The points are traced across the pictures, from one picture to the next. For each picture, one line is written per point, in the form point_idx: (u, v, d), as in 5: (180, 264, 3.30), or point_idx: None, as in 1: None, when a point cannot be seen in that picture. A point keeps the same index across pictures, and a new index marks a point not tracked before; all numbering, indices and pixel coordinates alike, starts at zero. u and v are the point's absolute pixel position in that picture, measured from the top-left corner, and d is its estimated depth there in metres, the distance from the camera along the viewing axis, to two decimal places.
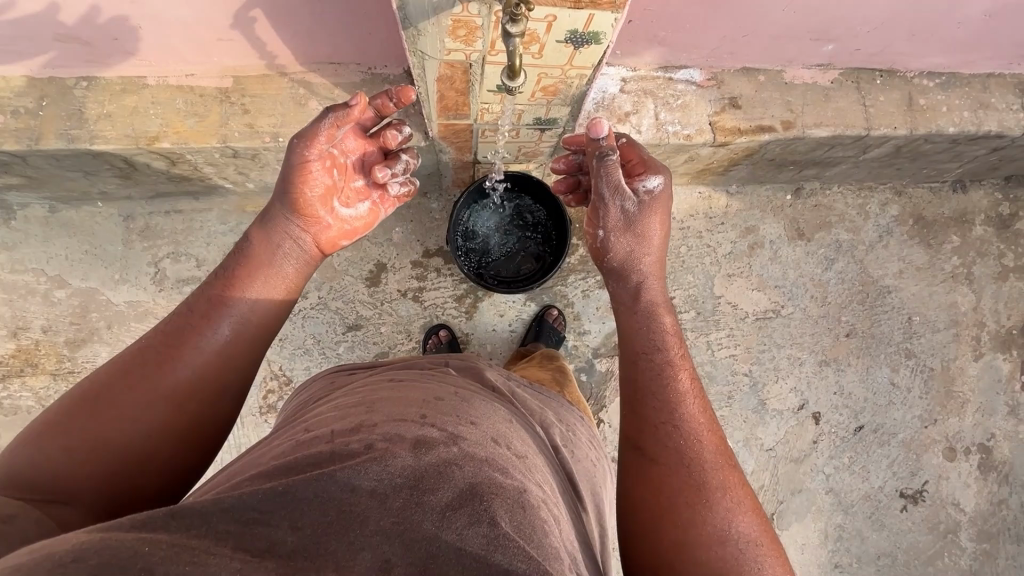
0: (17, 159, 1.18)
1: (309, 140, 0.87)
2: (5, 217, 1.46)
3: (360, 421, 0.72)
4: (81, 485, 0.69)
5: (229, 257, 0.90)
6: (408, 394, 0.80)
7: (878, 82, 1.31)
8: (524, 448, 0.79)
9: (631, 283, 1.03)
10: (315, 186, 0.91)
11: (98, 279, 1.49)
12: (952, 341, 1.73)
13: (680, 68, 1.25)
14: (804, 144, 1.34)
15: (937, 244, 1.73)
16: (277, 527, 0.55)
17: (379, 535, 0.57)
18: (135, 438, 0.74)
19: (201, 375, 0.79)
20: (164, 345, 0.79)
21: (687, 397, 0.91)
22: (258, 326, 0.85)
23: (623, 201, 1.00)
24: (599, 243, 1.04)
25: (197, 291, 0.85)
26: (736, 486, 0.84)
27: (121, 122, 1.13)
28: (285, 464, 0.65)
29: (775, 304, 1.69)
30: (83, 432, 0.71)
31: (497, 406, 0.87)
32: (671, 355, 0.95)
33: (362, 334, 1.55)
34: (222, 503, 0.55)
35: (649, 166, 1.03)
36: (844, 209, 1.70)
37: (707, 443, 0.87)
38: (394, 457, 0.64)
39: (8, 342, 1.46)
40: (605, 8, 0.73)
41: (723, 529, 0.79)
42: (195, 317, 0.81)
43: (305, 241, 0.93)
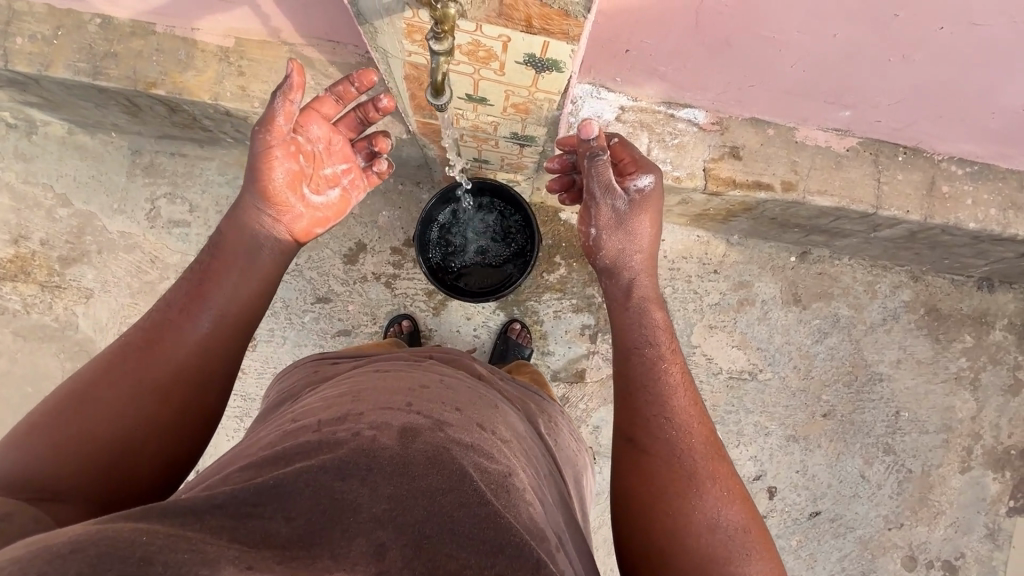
0: (30, 81, 1.24)
1: (269, 123, 0.81)
2: (28, 130, 1.55)
3: (346, 410, 0.68)
4: (71, 482, 0.62)
5: (201, 252, 0.84)
6: (393, 379, 0.76)
7: (900, 159, 1.21)
8: (507, 432, 0.76)
9: (621, 282, 0.99)
10: (281, 172, 0.85)
11: (98, 204, 1.56)
12: (939, 447, 1.60)
13: (684, 106, 1.19)
14: (805, 209, 1.25)
15: (947, 340, 1.60)
16: (269, 518, 0.53)
17: (374, 520, 0.55)
18: (124, 432, 0.67)
19: (190, 364, 0.74)
20: (144, 341, 0.73)
21: (678, 388, 0.86)
22: (244, 309, 0.80)
23: (613, 201, 0.95)
24: (593, 241, 1.00)
25: (174, 287, 0.79)
26: (727, 476, 0.79)
27: (125, 63, 1.17)
28: (275, 454, 0.62)
29: (753, 367, 1.60)
30: (68, 430, 0.65)
31: (480, 390, 0.83)
32: (660, 350, 0.90)
33: (329, 308, 1.57)
34: (215, 499, 0.53)
35: (640, 163, 0.95)
36: (850, 283, 1.60)
37: (696, 435, 0.82)
38: (382, 448, 0.62)
39: (8, 247, 1.55)
40: (559, 37, 0.69)
41: (712, 517, 0.74)
42: (174, 311, 0.76)
43: (278, 232, 0.88)
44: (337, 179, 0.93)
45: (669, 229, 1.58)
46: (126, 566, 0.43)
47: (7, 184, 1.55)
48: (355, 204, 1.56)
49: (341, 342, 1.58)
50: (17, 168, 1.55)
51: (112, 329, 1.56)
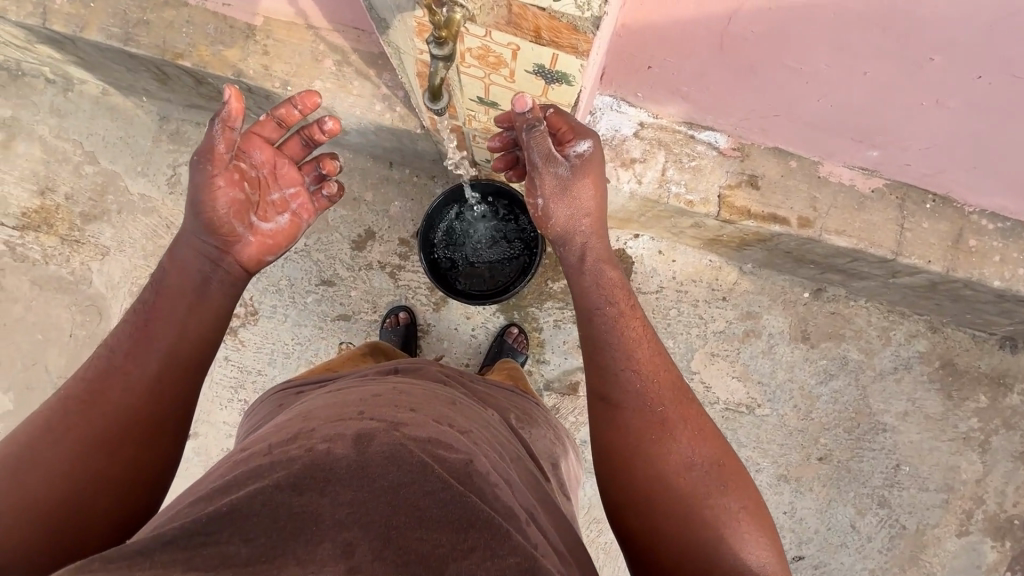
0: (67, 41, 1.28)
1: (209, 156, 0.82)
2: (65, 87, 1.60)
3: (298, 429, 0.68)
4: (21, 549, 0.64)
5: (145, 293, 0.83)
6: (346, 397, 0.75)
7: (928, 206, 1.15)
8: (467, 425, 0.75)
9: (574, 248, 0.93)
10: (224, 203, 0.85)
11: (123, 165, 1.60)
12: (938, 507, 1.54)
13: (705, 128, 1.15)
14: (820, 248, 1.21)
15: (959, 398, 1.53)
16: (227, 541, 0.55)
17: (337, 523, 0.56)
18: (71, 492, 0.68)
19: (137, 409, 0.74)
20: (86, 394, 0.73)
21: (641, 342, 0.85)
22: (193, 348, 0.81)
23: (555, 169, 0.89)
24: (540, 213, 0.94)
25: (118, 332, 0.79)
26: (696, 417, 0.81)
27: (156, 31, 1.20)
28: (224, 483, 0.61)
29: (752, 400, 1.56)
30: (13, 494, 0.65)
31: (438, 391, 0.82)
32: (619, 308, 0.87)
33: (333, 291, 1.59)
34: (164, 537, 0.54)
35: (578, 127, 0.89)
36: (863, 326, 1.54)
37: (663, 382, 0.83)
38: (336, 459, 0.62)
39: (35, 197, 1.60)
40: (569, 51, 0.68)
41: (687, 457, 0.77)
42: (118, 358, 0.76)
43: (228, 263, 0.88)
44: (286, 203, 0.94)
45: (681, 251, 1.55)
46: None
47: (41, 136, 1.60)
48: (368, 191, 1.57)
49: (340, 326, 1.59)
50: (52, 122, 1.60)
51: (123, 288, 1.60)
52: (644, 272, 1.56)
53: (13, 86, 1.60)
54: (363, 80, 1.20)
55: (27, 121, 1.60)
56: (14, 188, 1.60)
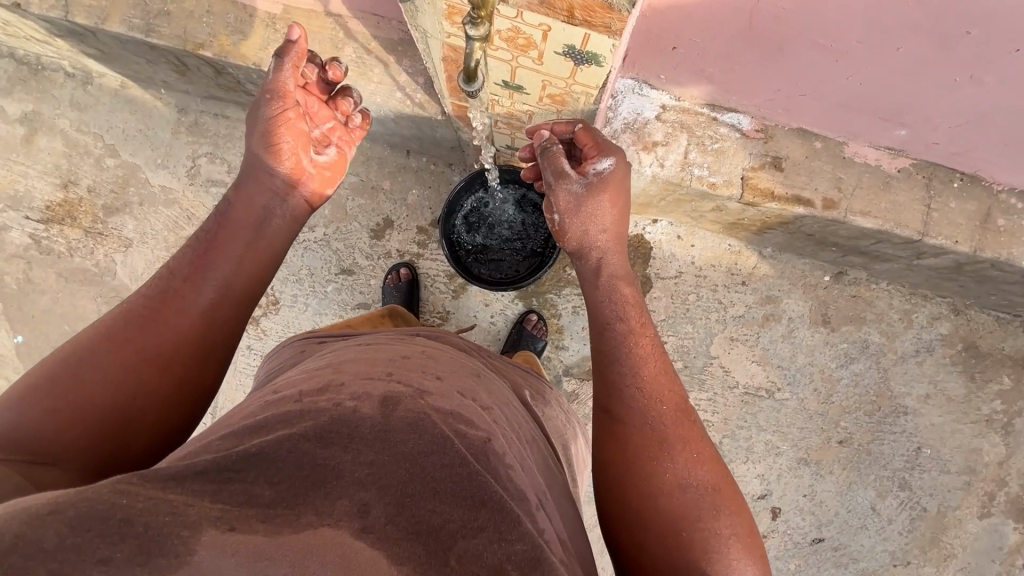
0: (88, 33, 1.28)
1: (279, 88, 0.88)
2: (84, 80, 1.61)
3: (328, 380, 0.67)
4: (71, 445, 0.66)
5: (208, 222, 0.88)
6: (375, 354, 0.75)
7: (955, 185, 1.14)
8: (489, 400, 0.75)
9: (591, 261, 0.93)
10: (290, 134, 0.91)
11: (143, 158, 1.62)
12: (959, 489, 1.54)
13: (728, 110, 1.14)
14: (844, 229, 1.20)
15: (982, 380, 1.52)
16: (253, 482, 0.54)
17: (357, 482, 0.56)
18: (123, 402, 0.71)
19: (188, 335, 0.78)
20: (145, 312, 0.77)
21: (646, 359, 0.84)
22: (245, 284, 0.85)
23: (569, 187, 0.91)
24: (556, 228, 0.95)
25: (178, 257, 0.83)
26: (698, 440, 0.79)
27: (176, 22, 1.20)
28: (253, 425, 0.61)
29: (771, 385, 1.56)
30: (69, 394, 0.69)
31: (462, 361, 0.82)
32: (630, 325, 0.86)
33: (352, 280, 1.60)
34: (195, 466, 0.54)
35: (602, 146, 0.90)
36: (884, 309, 1.53)
37: (666, 402, 0.81)
38: (361, 417, 0.61)
39: (58, 191, 1.62)
40: (601, 31, 0.67)
41: (682, 478, 0.75)
42: (177, 282, 0.80)
43: (292, 199, 0.93)
44: (327, 138, 0.99)
45: (700, 236, 1.54)
46: (107, 527, 0.47)
47: (62, 130, 1.62)
48: (386, 180, 1.57)
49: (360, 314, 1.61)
50: (72, 116, 1.62)
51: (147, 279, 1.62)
52: (662, 258, 1.55)
53: (33, 81, 1.62)
54: (383, 68, 1.20)
55: (48, 115, 1.62)
56: (38, 182, 1.62)
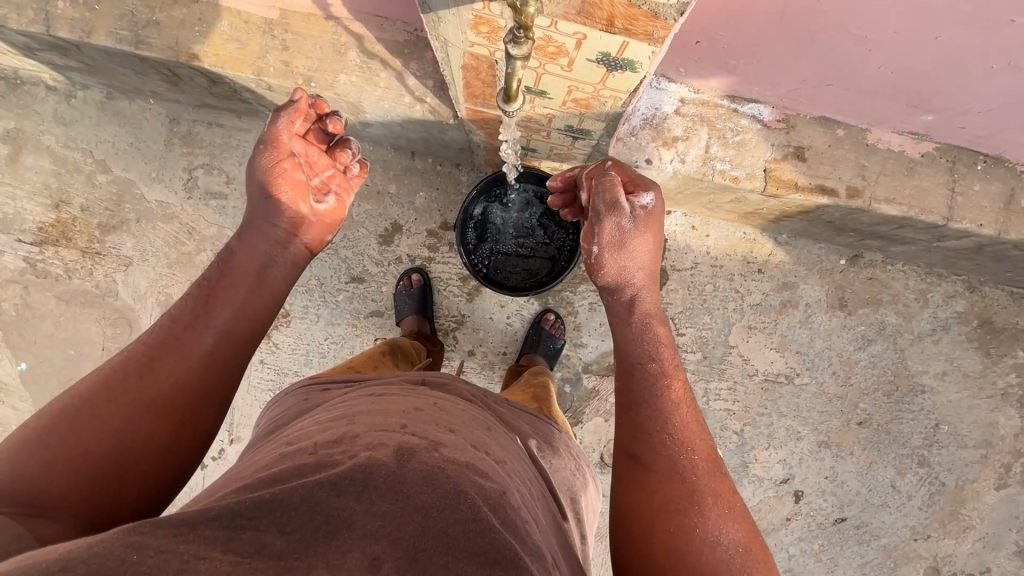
0: (72, 47, 1.21)
1: (272, 140, 0.89)
2: (68, 93, 1.53)
3: (341, 432, 0.67)
4: (64, 497, 0.63)
5: (209, 270, 0.86)
6: (388, 404, 0.74)
7: (978, 168, 1.13)
8: (501, 453, 0.74)
9: (623, 298, 0.90)
10: (287, 185, 0.90)
11: (137, 172, 1.55)
12: (977, 462, 1.57)
13: (749, 101, 1.11)
14: (868, 217, 1.18)
15: (998, 355, 1.54)
16: (265, 530, 0.52)
17: (369, 535, 0.54)
18: (118, 452, 0.68)
19: (187, 382, 0.75)
20: (146, 359, 0.74)
21: (680, 406, 0.81)
22: (247, 328, 0.83)
23: (618, 220, 0.88)
24: (592, 260, 0.91)
25: (180, 302, 0.81)
26: (728, 494, 0.75)
27: (167, 32, 1.13)
28: (268, 476, 0.60)
29: (790, 370, 1.57)
30: (65, 444, 0.66)
31: (474, 412, 0.81)
32: (663, 366, 0.84)
33: (363, 288, 1.57)
34: (209, 511, 0.51)
35: (641, 182, 0.92)
36: (901, 290, 1.53)
37: (698, 452, 0.78)
38: (377, 466, 0.60)
39: (50, 211, 1.56)
40: (642, 39, 0.64)
41: (712, 536, 0.71)
42: (179, 328, 0.78)
43: (294, 247, 0.92)
44: (326, 185, 0.96)
45: (715, 225, 1.53)
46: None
47: (48, 147, 1.55)
48: (392, 183, 1.53)
49: (373, 322, 1.58)
50: (58, 132, 1.55)
51: (151, 298, 1.58)
52: (678, 250, 1.54)
53: (12, 96, 1.54)
54: (390, 71, 1.15)
55: (32, 132, 1.55)
56: (27, 203, 1.56)
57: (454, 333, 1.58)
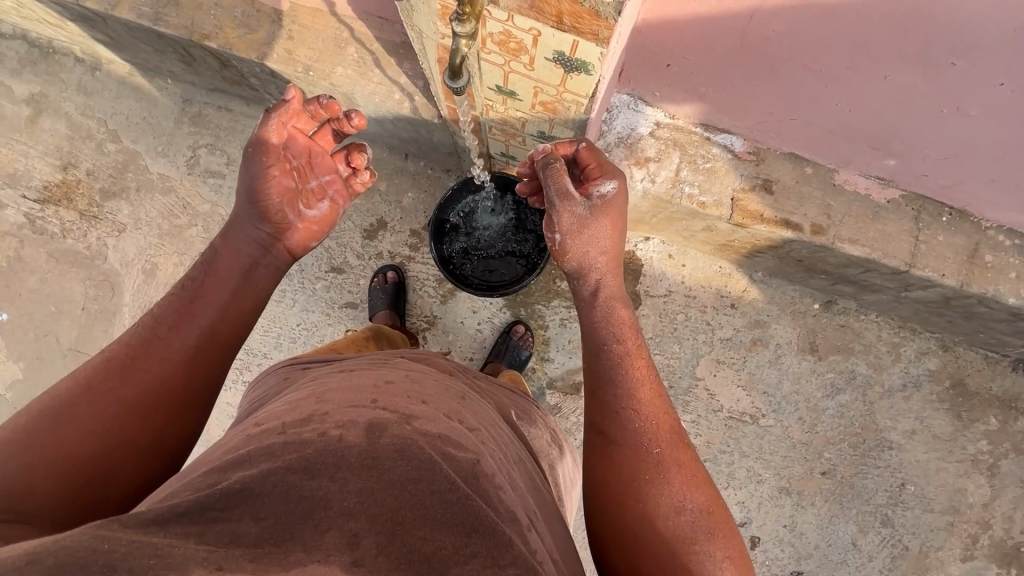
0: (98, 19, 1.31)
1: (262, 145, 0.90)
2: (93, 66, 1.63)
3: (311, 410, 0.66)
4: (47, 497, 0.65)
5: (194, 269, 0.87)
6: (359, 379, 0.73)
7: (943, 219, 1.14)
8: (474, 421, 0.74)
9: (588, 284, 0.94)
10: (277, 192, 0.92)
11: (144, 145, 1.63)
12: (943, 529, 1.51)
13: (721, 131, 1.15)
14: (833, 256, 1.20)
15: (969, 419, 1.51)
16: (238, 520, 0.54)
17: (345, 512, 0.55)
18: (101, 454, 0.70)
19: (171, 383, 0.77)
20: (128, 358, 0.76)
21: (643, 381, 0.85)
22: (230, 328, 0.84)
23: (573, 209, 0.93)
24: (557, 247, 0.96)
25: (163, 303, 0.82)
26: (692, 462, 0.79)
27: (185, 12, 1.22)
28: (238, 457, 0.60)
29: (756, 410, 1.55)
30: (49, 444, 0.68)
31: (447, 382, 0.81)
32: (627, 347, 0.87)
33: (342, 279, 1.60)
34: (177, 508, 0.53)
35: (605, 169, 0.94)
36: (873, 341, 1.52)
37: (661, 424, 0.82)
38: (347, 447, 0.60)
39: (58, 172, 1.63)
40: (589, 38, 0.68)
41: (678, 501, 0.75)
42: (162, 328, 0.79)
43: (276, 250, 0.94)
44: (323, 191, 1.00)
45: (691, 256, 1.55)
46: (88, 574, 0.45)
47: (66, 113, 1.64)
48: (383, 182, 1.58)
49: (347, 314, 1.60)
50: (78, 101, 1.64)
51: (137, 266, 1.62)
52: (653, 276, 1.55)
53: (42, 64, 1.64)
54: (384, 69, 1.21)
55: (54, 98, 1.64)
56: (38, 162, 1.64)
57: (424, 333, 1.59)
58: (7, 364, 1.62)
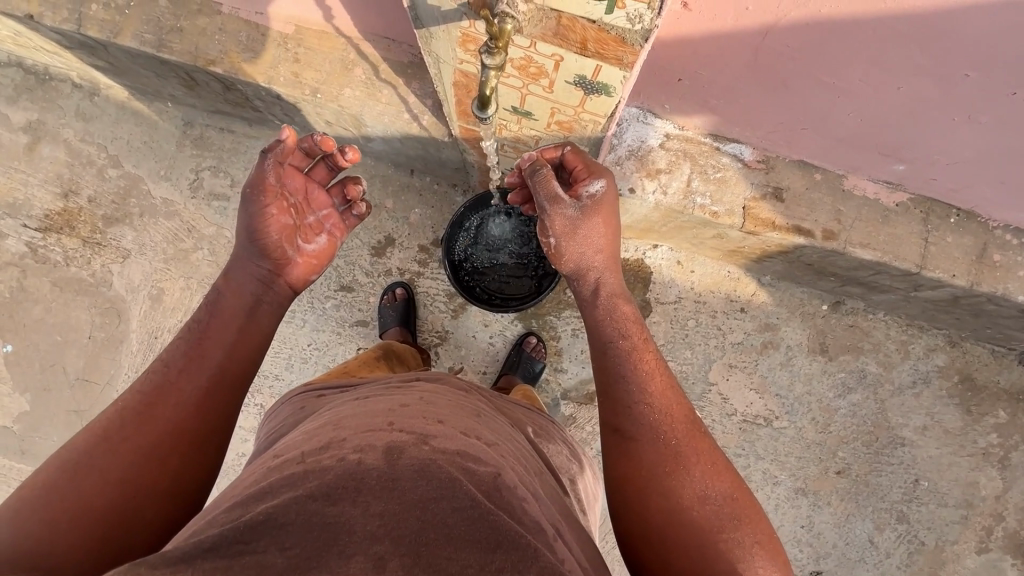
0: (99, 47, 1.29)
1: (259, 186, 0.88)
2: (91, 91, 1.62)
3: (329, 437, 0.66)
4: (68, 553, 0.64)
5: (199, 311, 0.87)
6: (374, 403, 0.73)
7: (952, 220, 1.16)
8: (493, 436, 0.74)
9: (588, 283, 0.95)
10: (276, 231, 0.91)
11: (146, 170, 1.62)
12: (957, 523, 1.53)
13: (730, 141, 1.16)
14: (844, 261, 1.21)
15: (979, 413, 1.53)
16: (265, 551, 0.53)
17: (368, 536, 0.54)
18: (122, 503, 0.69)
19: (185, 427, 0.76)
20: (142, 406, 0.75)
21: (653, 375, 0.85)
22: (239, 367, 0.84)
23: (564, 211, 0.91)
24: (552, 250, 0.95)
25: (172, 348, 0.82)
26: (710, 450, 0.79)
27: (189, 39, 1.21)
28: (260, 490, 0.60)
29: (770, 413, 1.56)
30: (69, 498, 0.67)
31: (462, 400, 0.80)
32: (633, 342, 0.88)
33: (351, 297, 1.59)
34: (204, 544, 0.52)
35: (592, 170, 0.93)
36: (882, 339, 1.54)
37: (676, 414, 0.82)
38: (366, 471, 0.60)
39: (58, 200, 1.61)
40: (613, 63, 0.69)
41: (700, 491, 0.75)
42: (173, 373, 0.79)
43: (277, 285, 0.93)
44: (320, 225, 1.00)
45: (699, 262, 1.55)
46: None
47: (65, 140, 1.62)
48: (389, 199, 1.58)
49: (358, 332, 1.59)
50: (77, 127, 1.62)
51: (143, 291, 1.61)
52: (662, 283, 1.56)
53: (39, 90, 1.62)
54: (392, 89, 1.21)
55: (52, 125, 1.62)
56: (38, 190, 1.62)
57: (436, 349, 1.59)
58: (13, 396, 1.60)
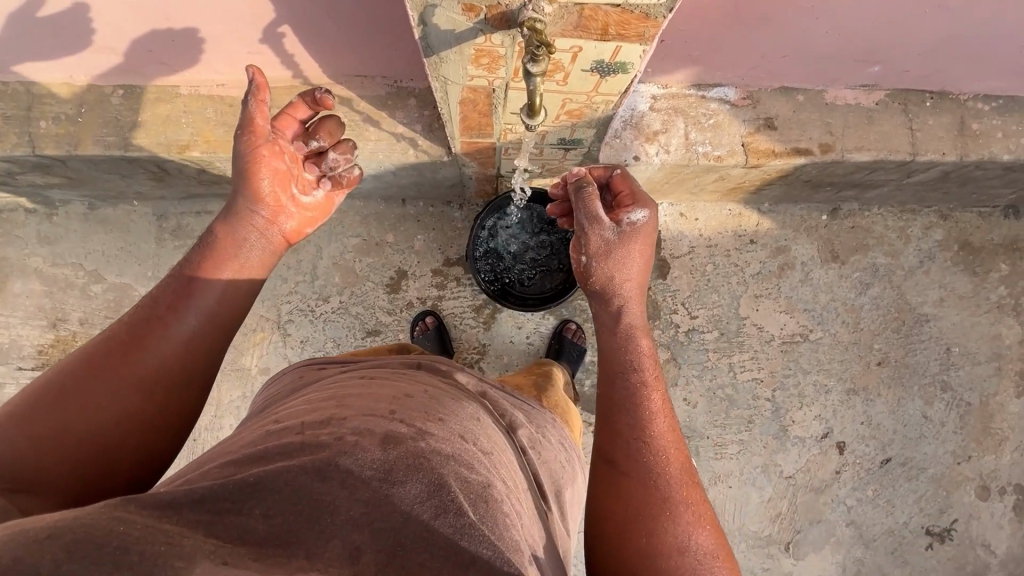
0: (58, 163, 1.22)
1: (247, 126, 0.82)
2: (48, 212, 1.53)
3: (331, 412, 0.64)
4: (57, 467, 0.63)
5: (189, 253, 0.81)
6: (383, 388, 0.70)
7: (928, 104, 1.24)
8: (492, 439, 0.70)
9: (611, 307, 0.91)
10: (268, 172, 0.84)
11: (132, 275, 1.54)
12: (993, 376, 1.64)
13: (713, 86, 1.20)
14: (842, 168, 1.27)
15: (984, 272, 1.64)
16: (248, 514, 0.50)
17: (350, 524, 0.52)
18: (105, 433, 0.66)
19: (170, 370, 0.72)
20: (128, 337, 0.71)
21: (658, 415, 0.84)
22: (229, 313, 0.78)
23: (601, 232, 0.90)
24: (582, 268, 0.93)
25: (162, 285, 0.76)
26: (699, 502, 0.78)
27: (154, 130, 1.16)
28: (256, 452, 0.58)
29: (803, 328, 1.63)
30: (53, 419, 0.64)
31: (463, 395, 0.77)
32: (645, 378, 0.86)
33: (381, 340, 1.56)
34: (194, 493, 0.50)
35: (636, 199, 0.93)
36: (883, 231, 1.63)
37: (673, 462, 0.81)
38: (362, 453, 0.57)
39: (48, 332, 1.52)
40: (634, 40, 0.70)
41: (682, 541, 0.74)
42: (161, 308, 0.73)
43: (270, 233, 0.85)
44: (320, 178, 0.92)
45: (701, 208, 1.60)
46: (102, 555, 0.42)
47: (36, 270, 1.52)
48: (389, 233, 1.56)
49: None
50: (44, 252, 1.53)
51: None
52: (672, 238, 1.60)
53: None
54: (378, 125, 1.19)
55: (17, 258, 1.52)
56: (22, 328, 1.52)
57: (479, 364, 1.58)
58: None
